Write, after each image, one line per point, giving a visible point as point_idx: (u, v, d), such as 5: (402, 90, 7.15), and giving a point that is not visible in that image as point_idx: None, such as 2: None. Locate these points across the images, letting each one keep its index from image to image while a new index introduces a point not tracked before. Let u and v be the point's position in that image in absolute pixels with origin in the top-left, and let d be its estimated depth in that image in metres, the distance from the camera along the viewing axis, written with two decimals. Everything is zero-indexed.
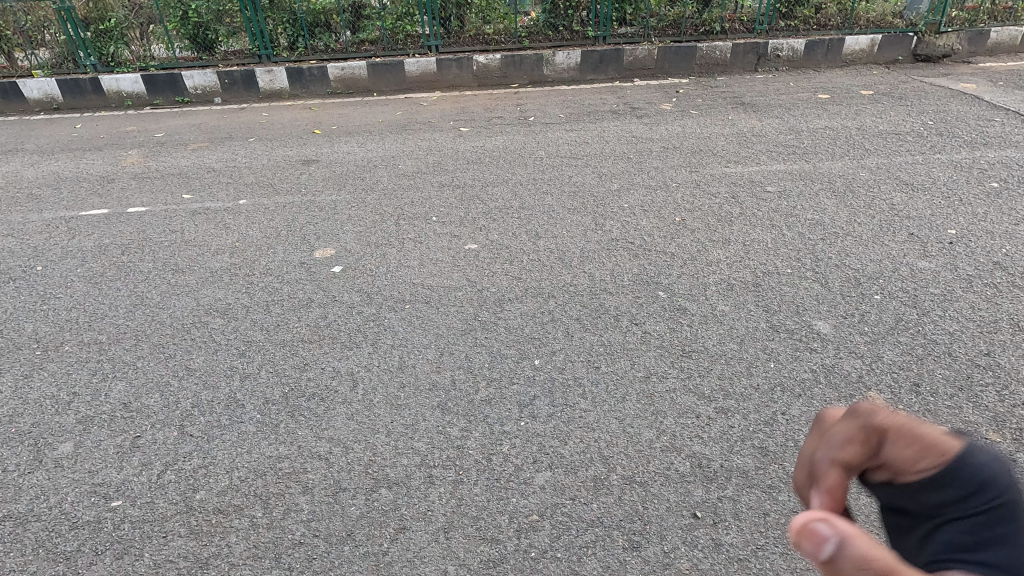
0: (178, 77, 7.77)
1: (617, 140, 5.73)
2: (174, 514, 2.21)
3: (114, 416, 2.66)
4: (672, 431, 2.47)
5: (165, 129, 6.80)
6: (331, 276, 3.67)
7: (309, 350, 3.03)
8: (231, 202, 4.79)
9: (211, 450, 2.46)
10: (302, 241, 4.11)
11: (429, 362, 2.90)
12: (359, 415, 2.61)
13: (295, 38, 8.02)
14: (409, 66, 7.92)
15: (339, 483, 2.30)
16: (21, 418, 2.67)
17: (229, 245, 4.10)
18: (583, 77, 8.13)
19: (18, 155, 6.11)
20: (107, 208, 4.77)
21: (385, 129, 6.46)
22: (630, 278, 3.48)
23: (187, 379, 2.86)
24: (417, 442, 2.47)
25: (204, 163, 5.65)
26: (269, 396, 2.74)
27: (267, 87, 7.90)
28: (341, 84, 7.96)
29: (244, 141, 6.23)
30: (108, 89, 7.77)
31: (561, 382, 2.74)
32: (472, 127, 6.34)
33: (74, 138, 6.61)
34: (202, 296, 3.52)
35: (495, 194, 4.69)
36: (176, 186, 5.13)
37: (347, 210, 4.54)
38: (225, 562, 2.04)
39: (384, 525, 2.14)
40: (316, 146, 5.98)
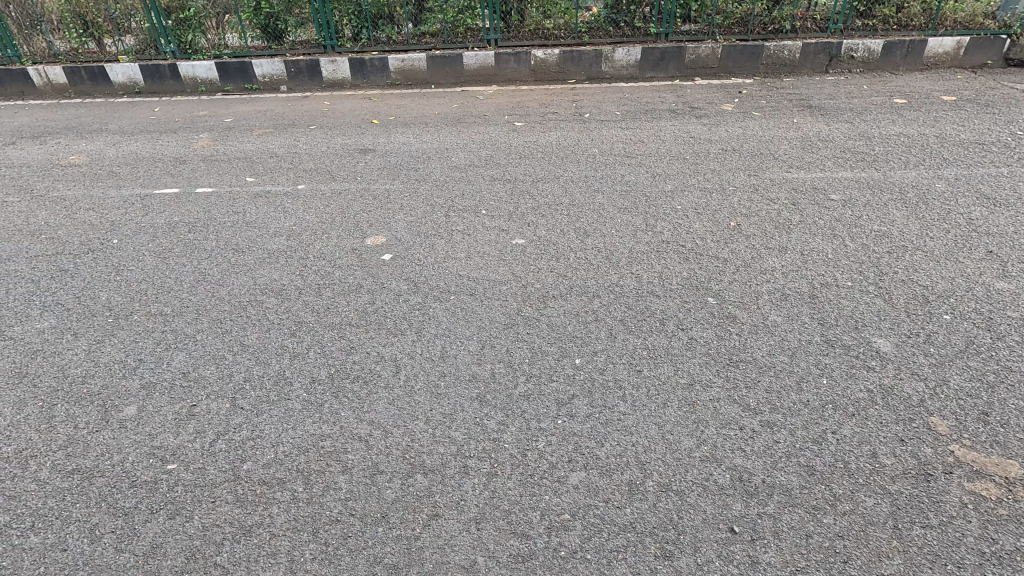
0: (249, 66, 8.13)
1: (674, 140, 5.59)
2: (222, 482, 2.32)
3: (174, 384, 2.82)
4: (713, 441, 2.40)
5: (234, 114, 7.12)
6: (381, 263, 3.76)
7: (356, 334, 3.11)
8: (291, 186, 4.98)
9: (260, 424, 2.57)
10: (356, 228, 4.23)
11: (471, 354, 2.93)
12: (400, 400, 2.67)
13: (359, 29, 8.25)
14: (468, 59, 7.99)
15: (377, 465, 2.36)
16: (92, 379, 2.87)
17: (287, 228, 4.26)
18: (642, 75, 7.97)
19: (102, 135, 6.54)
20: (178, 188, 5.05)
21: (440, 121, 6.54)
22: (679, 282, 3.41)
23: (241, 354, 3.00)
24: (454, 431, 2.50)
25: (268, 148, 5.88)
26: (316, 375, 2.84)
27: (331, 76, 8.14)
28: (401, 76, 8.12)
29: (305, 129, 6.44)
30: (185, 75, 8.20)
31: (601, 383, 2.71)
32: (527, 122, 6.33)
33: (152, 120, 7.01)
34: (259, 276, 3.68)
35: (545, 190, 4.68)
36: (241, 169, 5.38)
37: (400, 199, 4.64)
38: (266, 532, 2.13)
39: (418, 511, 2.18)
40: (373, 136, 6.13)
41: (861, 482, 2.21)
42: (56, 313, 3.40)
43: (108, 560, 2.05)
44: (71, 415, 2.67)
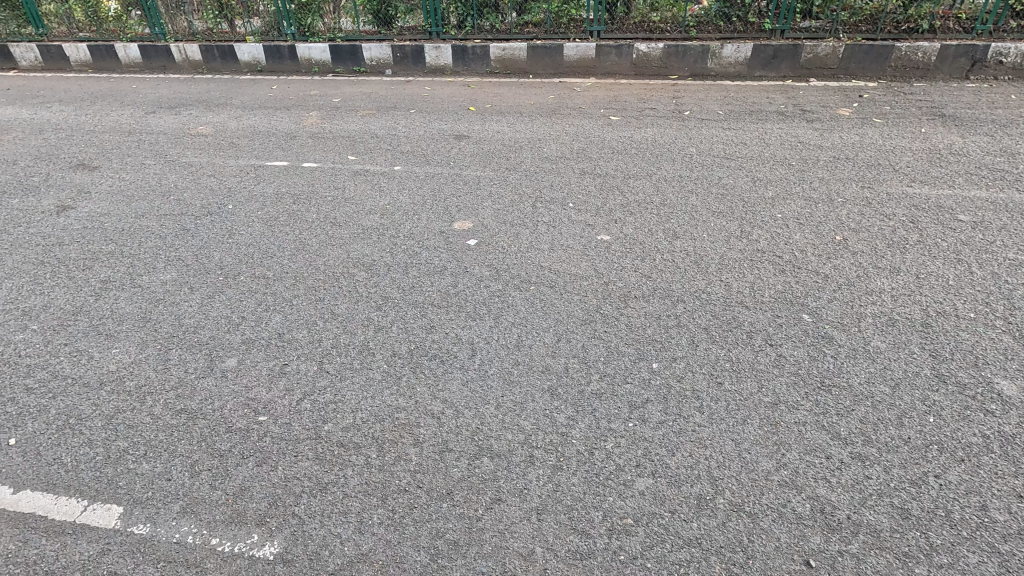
0: (359, 49, 8.52)
1: (780, 144, 5.26)
2: (305, 438, 2.49)
3: (271, 342, 3.05)
4: (794, 466, 2.26)
5: (341, 95, 7.51)
6: (466, 248, 3.84)
7: (437, 314, 3.21)
8: (388, 167, 5.19)
9: (343, 389, 2.73)
10: (445, 211, 4.35)
11: (546, 345, 2.94)
12: (473, 382, 2.73)
13: (464, 17, 8.43)
14: (568, 51, 7.91)
15: (446, 443, 2.43)
16: (203, 330, 3.17)
17: (381, 207, 4.45)
18: (750, 73, 7.55)
19: (227, 109, 7.12)
20: (287, 161, 5.42)
21: (535, 111, 6.55)
22: (772, 294, 3.22)
23: (330, 322, 3.19)
24: (524, 420, 2.52)
25: (370, 129, 6.16)
26: (397, 349, 2.96)
27: (433, 63, 8.37)
28: (500, 65, 8.21)
29: (406, 113, 6.68)
30: (302, 56, 8.74)
31: (678, 390, 2.63)
32: (623, 117, 6.20)
33: (270, 97, 7.56)
34: (352, 250, 3.88)
35: (636, 187, 4.57)
36: (344, 148, 5.68)
37: (490, 187, 4.71)
38: (340, 491, 2.26)
39: (482, 492, 2.23)
40: (469, 123, 6.25)
41: (964, 535, 2.00)
42: (177, 267, 3.77)
43: (203, 495, 2.26)
44: (183, 360, 2.96)
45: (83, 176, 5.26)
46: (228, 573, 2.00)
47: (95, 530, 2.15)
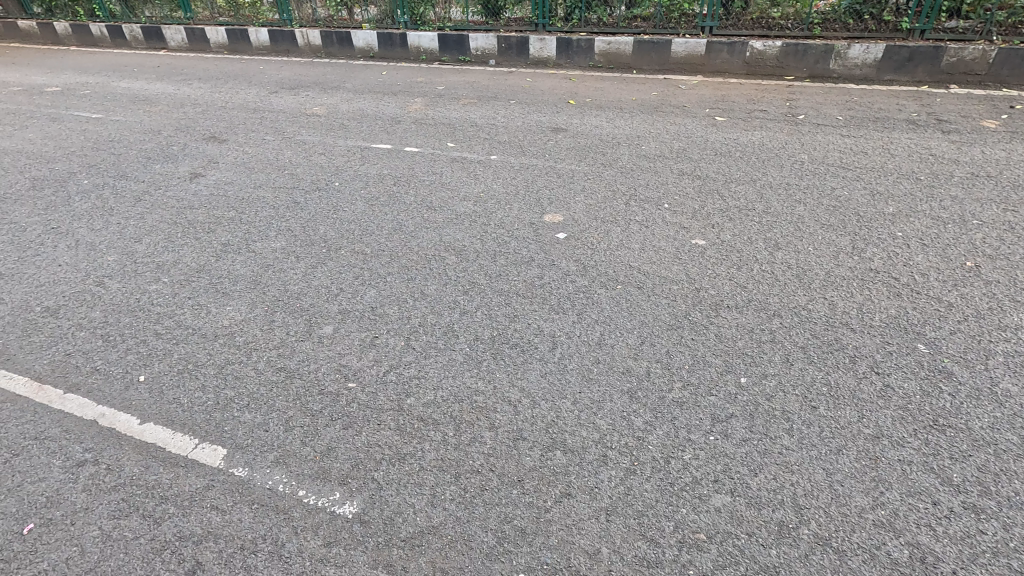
0: (466, 39, 8.72)
1: (907, 156, 4.80)
2: (388, 409, 2.61)
3: (364, 315, 3.23)
4: (893, 507, 2.08)
5: (445, 83, 7.73)
6: (555, 241, 3.84)
7: (522, 304, 3.24)
8: (485, 156, 5.29)
9: (426, 367, 2.83)
10: (537, 203, 4.37)
11: (628, 347, 2.88)
12: (552, 375, 2.73)
13: (572, 9, 8.40)
14: (677, 46, 7.65)
15: (521, 431, 2.46)
16: (304, 297, 3.41)
17: (475, 194, 4.55)
18: (879, 77, 6.93)
19: (340, 92, 7.55)
20: (390, 145, 5.67)
21: (637, 108, 6.39)
22: (884, 318, 2.96)
23: (419, 301, 3.31)
24: (600, 419, 2.50)
25: (470, 118, 6.29)
26: (480, 334, 3.03)
27: (537, 54, 8.40)
28: (604, 59, 8.10)
29: (506, 103, 6.76)
30: (411, 44, 9.08)
31: (766, 409, 2.49)
32: (729, 118, 5.91)
33: (379, 83, 7.92)
34: (445, 234, 4.00)
35: (738, 192, 4.35)
36: (444, 135, 5.84)
37: (584, 181, 4.67)
38: (417, 463, 2.35)
39: (552, 484, 2.24)
40: (567, 116, 6.22)
41: None
42: (286, 237, 4.07)
43: (295, 449, 2.44)
44: (286, 323, 3.20)
45: (213, 147, 5.79)
46: (311, 524, 2.15)
47: (202, 467, 2.39)
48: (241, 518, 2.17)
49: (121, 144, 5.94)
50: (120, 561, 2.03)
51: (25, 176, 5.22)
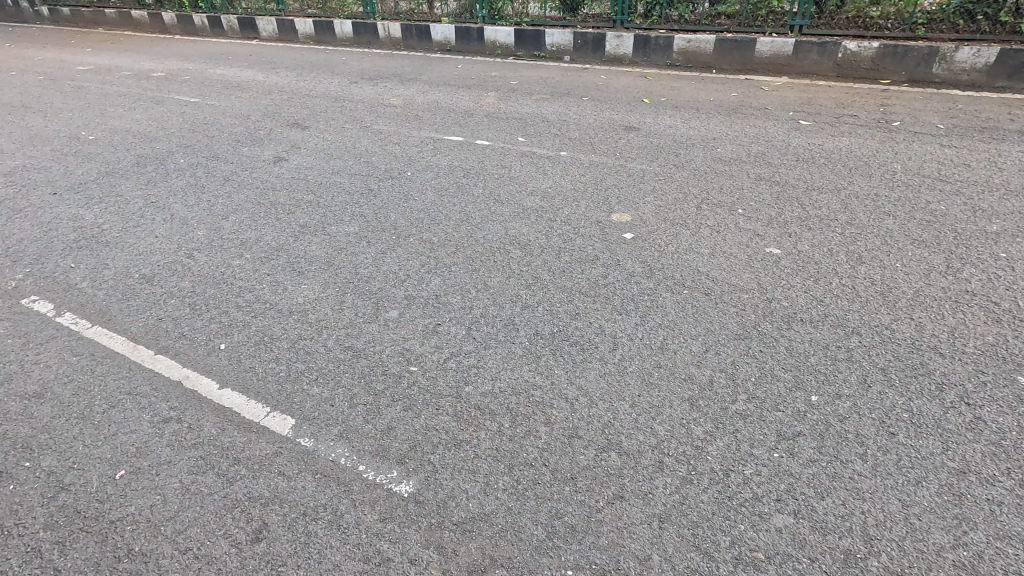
0: (542, 35, 8.72)
1: (1017, 170, 4.39)
2: (447, 395, 2.67)
3: (428, 302, 3.31)
4: (977, 549, 1.92)
5: (519, 78, 7.77)
6: (621, 241, 3.78)
7: (584, 302, 3.22)
8: (554, 151, 5.28)
9: (485, 357, 2.87)
10: (605, 201, 4.32)
11: (692, 353, 2.81)
12: (611, 376, 2.70)
13: (652, 6, 8.25)
14: (762, 46, 7.33)
15: (576, 429, 2.45)
16: (373, 281, 3.53)
17: (543, 189, 4.55)
18: (989, 83, 6.36)
19: (416, 84, 7.74)
20: (462, 137, 5.76)
21: (714, 108, 6.18)
22: (978, 345, 2.73)
23: (482, 292, 3.36)
24: (658, 424, 2.45)
25: (542, 113, 6.29)
26: (540, 329, 3.03)
27: (613, 51, 8.28)
28: (682, 57, 7.87)
29: (578, 99, 6.71)
30: (488, 38, 9.17)
31: (838, 430, 2.36)
32: (814, 122, 5.61)
33: (454, 76, 8.06)
34: (510, 228, 4.03)
35: (819, 201, 4.13)
36: (516, 129, 5.87)
37: (654, 181, 4.57)
38: (472, 450, 2.39)
39: (605, 485, 2.22)
40: (641, 115, 6.10)
41: None
42: (359, 222, 4.23)
43: (357, 425, 2.54)
44: (355, 304, 3.33)
45: (297, 133, 6.09)
46: (368, 498, 2.23)
47: (272, 434, 2.53)
48: (304, 486, 2.29)
49: (215, 127, 6.36)
50: (196, 514, 2.19)
51: (131, 153, 5.68)
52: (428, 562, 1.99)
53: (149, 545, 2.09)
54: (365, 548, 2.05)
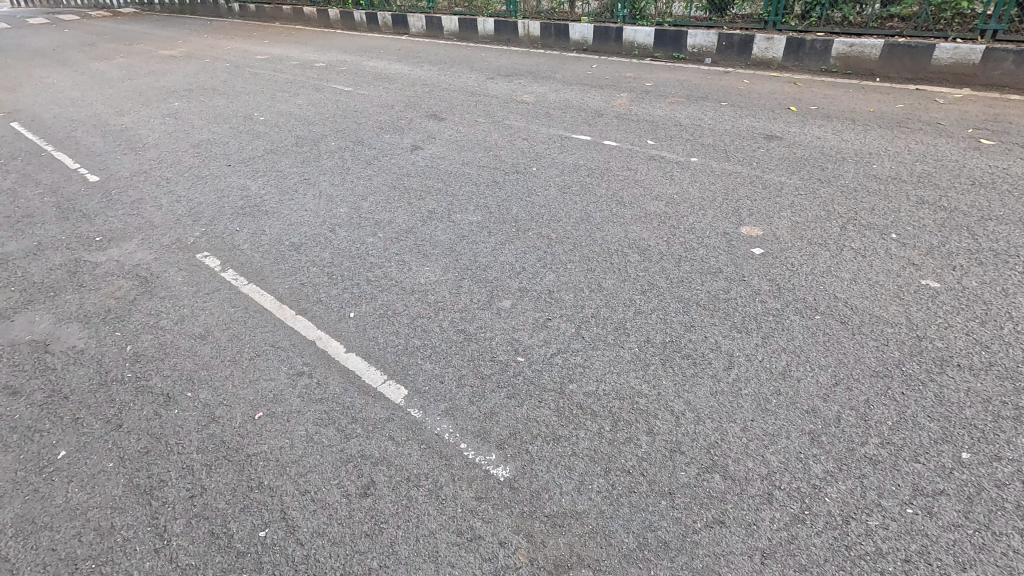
0: (683, 36, 8.41)
1: None
2: (551, 389, 2.70)
3: (541, 296, 3.36)
4: None
5: (654, 80, 7.57)
6: (749, 256, 3.57)
7: (701, 315, 3.08)
8: (684, 157, 5.08)
9: (592, 358, 2.86)
10: (735, 212, 4.09)
11: (818, 385, 2.58)
12: (724, 395, 2.57)
13: (812, 6, 7.66)
14: (941, 53, 6.50)
15: (679, 444, 2.36)
16: (490, 270, 3.65)
17: (668, 195, 4.41)
18: None
19: (549, 82, 7.83)
20: (590, 136, 5.74)
21: (873, 120, 5.59)
22: None
23: (595, 293, 3.34)
24: (771, 454, 2.29)
25: (675, 117, 6.09)
26: (651, 337, 2.96)
27: (760, 54, 7.79)
28: (841, 63, 7.20)
29: (717, 104, 6.40)
30: (626, 39, 9.04)
31: (992, 497, 2.05)
32: (1000, 142, 4.87)
33: (588, 76, 8.04)
34: (630, 231, 3.96)
35: (996, 232, 3.59)
36: (646, 132, 5.74)
37: (793, 196, 4.24)
38: (570, 447, 2.40)
39: (705, 507, 2.12)
40: (784, 123, 5.68)
41: None
42: (483, 212, 4.39)
43: (463, 405, 2.66)
44: (471, 290, 3.47)
45: (433, 124, 6.45)
46: (466, 476, 2.33)
47: (386, 400, 2.72)
48: (410, 453, 2.44)
49: (363, 114, 6.92)
50: (316, 461, 2.43)
51: (292, 134, 6.37)
52: (516, 547, 2.04)
53: (276, 481, 2.35)
54: (459, 522, 2.14)
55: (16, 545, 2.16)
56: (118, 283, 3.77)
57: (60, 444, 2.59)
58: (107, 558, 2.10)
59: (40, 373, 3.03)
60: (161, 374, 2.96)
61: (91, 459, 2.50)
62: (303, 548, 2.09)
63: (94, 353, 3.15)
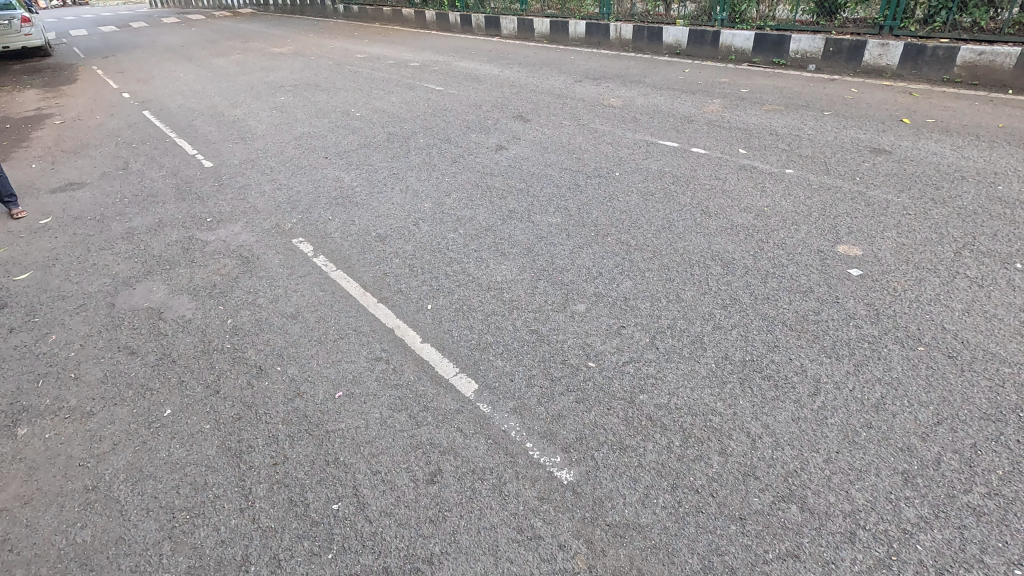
0: (786, 41, 8.00)
1: None
2: (621, 398, 2.66)
3: (616, 303, 3.32)
4: None
5: (750, 86, 7.25)
6: (844, 276, 3.34)
7: (786, 335, 2.93)
8: (779, 168, 4.83)
9: (666, 370, 2.79)
10: (832, 229, 3.84)
11: (916, 422, 2.37)
12: (807, 423, 2.42)
13: (936, 10, 7.06)
14: None
15: (754, 469, 2.26)
16: (566, 273, 3.65)
17: (758, 207, 4.21)
18: None
19: (638, 86, 7.70)
20: (677, 143, 5.59)
21: (1002, 137, 5.06)
22: None
23: (673, 304, 3.25)
24: (856, 491, 2.13)
25: (771, 125, 5.80)
26: (731, 354, 2.84)
27: (871, 61, 7.25)
28: (966, 72, 6.57)
29: (819, 113, 6.04)
30: (723, 43, 8.71)
31: None
32: None
33: (679, 80, 7.82)
34: (714, 243, 3.82)
35: None
36: (738, 140, 5.51)
37: (899, 215, 3.92)
38: (637, 458, 2.36)
39: (778, 537, 2.01)
40: (895, 136, 5.26)
41: None
42: (562, 215, 4.40)
43: (531, 404, 2.68)
44: (546, 292, 3.48)
45: (519, 125, 6.52)
46: (530, 475, 2.34)
47: (457, 392, 2.80)
48: (476, 447, 2.49)
49: (452, 113, 7.12)
50: (388, 444, 2.53)
51: (384, 130, 6.66)
52: (575, 551, 2.03)
53: (350, 459, 2.48)
54: (520, 520, 2.16)
55: (126, 489, 2.42)
56: (223, 261, 4.11)
57: (166, 403, 2.86)
58: (200, 511, 2.30)
59: (154, 337, 3.36)
60: (255, 348, 3.20)
61: (192, 420, 2.75)
62: (371, 525, 2.19)
63: (200, 324, 3.45)
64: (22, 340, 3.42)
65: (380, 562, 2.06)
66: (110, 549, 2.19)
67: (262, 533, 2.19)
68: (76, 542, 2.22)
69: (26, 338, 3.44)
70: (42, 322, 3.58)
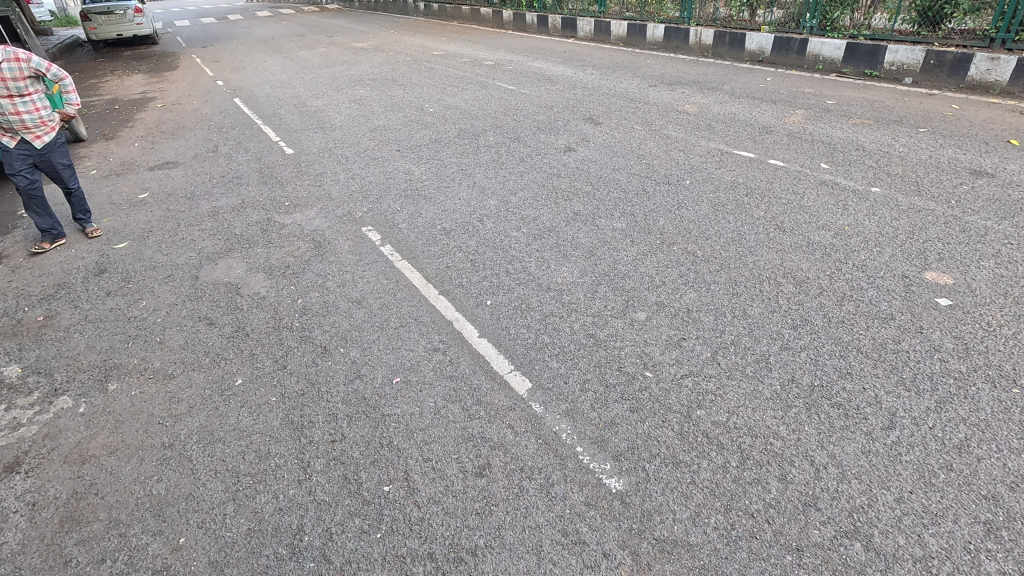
0: (881, 51, 7.53)
1: None
2: (677, 411, 2.59)
3: (678, 313, 3.24)
4: None
5: (838, 97, 6.88)
6: (930, 305, 3.12)
7: (861, 363, 2.76)
8: (863, 185, 4.56)
9: (727, 387, 2.70)
10: (919, 254, 3.59)
11: (1004, 470, 2.18)
12: (879, 457, 2.28)
13: None
14: None
15: (816, 500, 2.15)
16: (628, 279, 3.59)
17: (838, 225, 4.00)
18: None
19: (716, 93, 7.48)
20: (753, 153, 5.39)
21: None
22: None
23: (739, 319, 3.14)
24: (930, 536, 1.99)
25: (858, 140, 5.49)
26: (797, 377, 2.71)
27: (978, 76, 6.74)
28: None
29: (913, 129, 5.65)
30: (810, 51, 8.34)
31: None
32: None
33: (759, 89, 7.53)
34: (787, 259, 3.66)
35: None
36: (820, 153, 5.25)
37: (999, 244, 3.62)
38: (689, 474, 2.29)
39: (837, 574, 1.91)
40: (999, 158, 4.86)
41: None
42: (628, 220, 4.34)
43: (584, 409, 2.66)
44: (606, 297, 3.44)
45: (589, 127, 6.49)
46: (578, 479, 2.33)
47: (510, 389, 2.82)
48: (526, 445, 2.50)
49: (523, 113, 7.17)
50: (441, 433, 2.59)
51: (456, 126, 6.79)
52: (620, 562, 2.00)
53: (403, 444, 2.55)
54: (566, 523, 2.15)
55: (198, 450, 2.59)
56: (297, 244, 4.32)
57: (238, 373, 3.04)
58: (262, 478, 2.43)
59: (231, 311, 3.58)
60: (321, 329, 3.35)
61: (260, 391, 2.91)
62: (419, 510, 2.24)
63: (272, 301, 3.65)
64: (118, 303, 3.73)
65: (426, 547, 2.11)
66: (180, 504, 2.35)
67: (317, 506, 2.29)
68: (151, 494, 2.40)
69: (120, 301, 3.74)
70: (134, 288, 3.89)
